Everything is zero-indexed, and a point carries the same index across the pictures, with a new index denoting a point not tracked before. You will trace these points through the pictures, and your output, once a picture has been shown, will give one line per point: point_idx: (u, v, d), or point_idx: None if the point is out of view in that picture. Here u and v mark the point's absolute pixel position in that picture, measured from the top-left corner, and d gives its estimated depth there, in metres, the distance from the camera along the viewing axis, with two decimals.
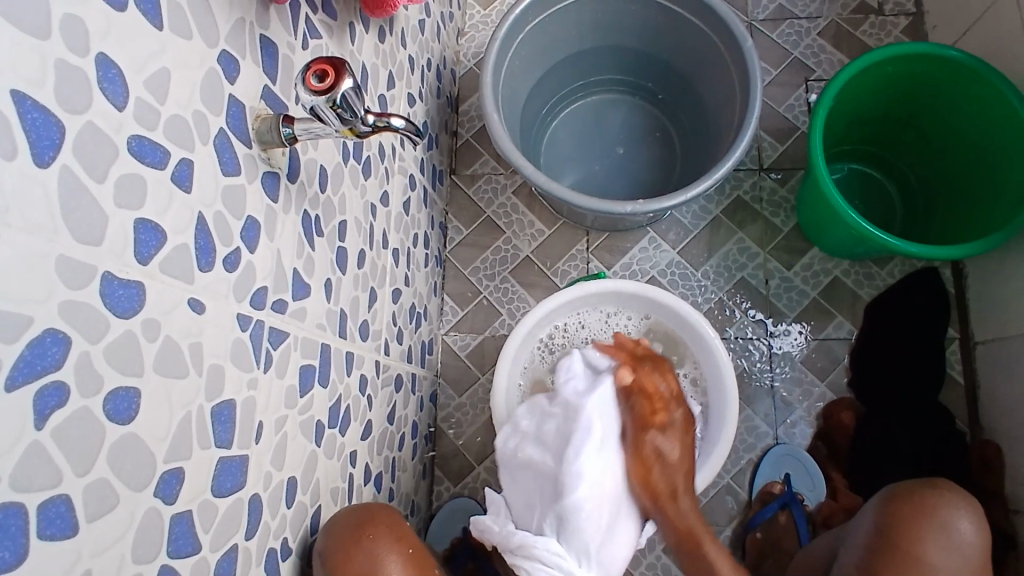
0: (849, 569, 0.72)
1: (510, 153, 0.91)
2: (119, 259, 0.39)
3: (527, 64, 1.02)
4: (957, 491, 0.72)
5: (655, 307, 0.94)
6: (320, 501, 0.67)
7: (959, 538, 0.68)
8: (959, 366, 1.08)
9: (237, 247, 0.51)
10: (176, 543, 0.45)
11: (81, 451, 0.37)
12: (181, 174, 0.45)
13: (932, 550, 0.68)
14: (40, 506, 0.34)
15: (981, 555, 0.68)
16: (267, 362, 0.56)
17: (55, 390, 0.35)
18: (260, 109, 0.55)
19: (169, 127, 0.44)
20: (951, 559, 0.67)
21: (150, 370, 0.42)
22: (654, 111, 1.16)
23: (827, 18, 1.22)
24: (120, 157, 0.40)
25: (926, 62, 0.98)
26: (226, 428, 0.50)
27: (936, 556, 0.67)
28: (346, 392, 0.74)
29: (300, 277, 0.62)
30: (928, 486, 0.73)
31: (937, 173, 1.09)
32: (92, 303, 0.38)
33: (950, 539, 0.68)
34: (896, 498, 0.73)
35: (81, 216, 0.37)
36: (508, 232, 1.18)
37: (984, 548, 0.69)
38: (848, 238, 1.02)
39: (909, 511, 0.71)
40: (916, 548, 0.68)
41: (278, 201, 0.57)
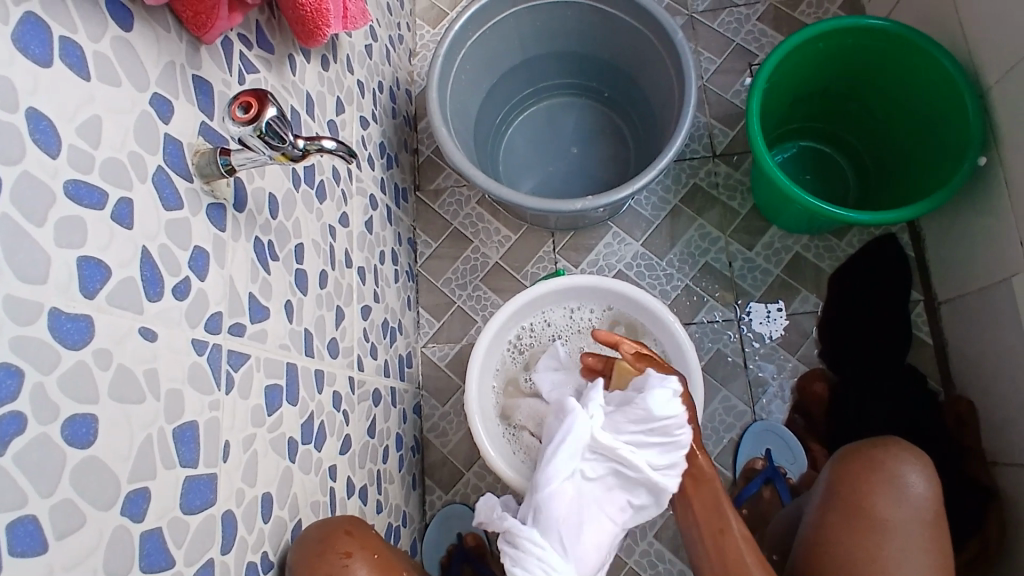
0: (808, 531, 0.74)
1: (462, 164, 0.94)
2: (65, 295, 0.42)
3: (473, 77, 1.05)
4: (900, 446, 0.74)
5: (615, 298, 0.97)
6: (299, 515, 0.69)
7: (908, 490, 0.70)
8: (927, 328, 1.10)
9: (186, 277, 0.54)
10: (148, 559, 0.47)
11: (43, 475, 0.40)
12: (121, 212, 0.48)
13: (885, 505, 0.70)
14: (8, 526, 0.37)
15: (932, 505, 0.70)
16: (228, 385, 0.58)
17: (12, 419, 0.38)
18: (199, 144, 0.58)
19: (104, 168, 0.47)
20: (904, 511, 0.70)
21: (105, 398, 0.45)
22: (604, 110, 1.20)
23: (764, 3, 1.26)
24: (58, 201, 0.43)
25: (855, 35, 1.01)
26: (190, 448, 0.52)
27: (887, 509, 0.70)
28: (319, 409, 0.76)
29: (257, 300, 0.65)
30: (876, 443, 0.75)
31: (882, 140, 1.12)
32: (42, 338, 0.40)
33: (899, 492, 0.70)
34: (846, 457, 0.76)
35: (25, 257, 0.40)
36: (475, 241, 1.21)
37: (934, 496, 0.71)
38: (801, 213, 1.05)
39: (860, 469, 0.73)
40: (866, 502, 0.71)
41: (226, 230, 0.60)
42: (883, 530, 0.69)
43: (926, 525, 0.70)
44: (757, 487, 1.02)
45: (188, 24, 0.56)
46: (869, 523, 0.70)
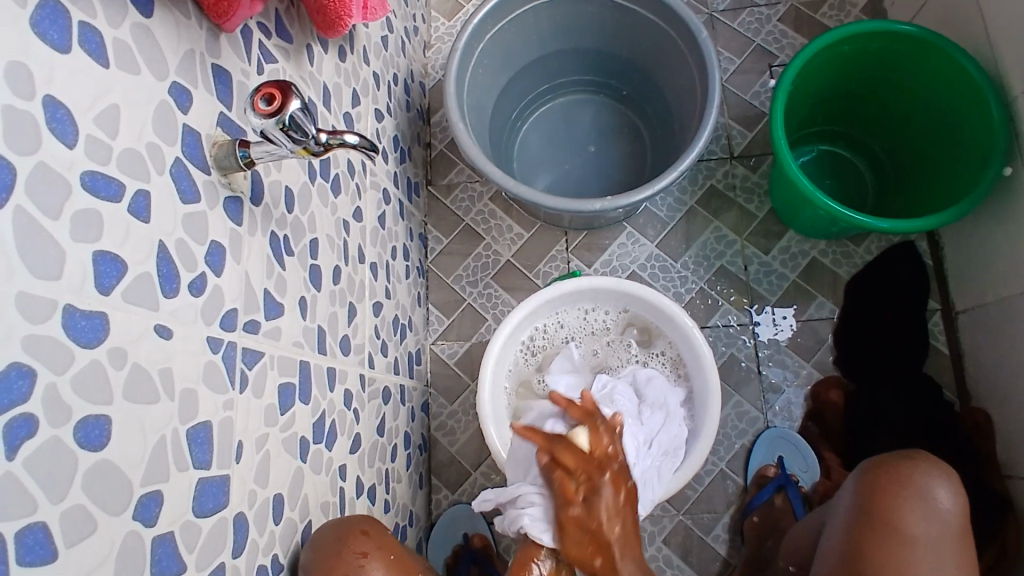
0: (835, 545, 0.73)
1: (478, 161, 0.93)
2: (80, 292, 0.41)
3: (490, 71, 1.03)
4: (928, 462, 0.72)
5: (631, 301, 0.96)
6: (310, 516, 0.68)
7: (937, 507, 0.69)
8: (944, 337, 1.08)
9: (202, 273, 0.52)
10: (159, 565, 0.46)
11: (54, 480, 0.38)
12: (138, 206, 0.46)
13: (914, 520, 0.68)
14: (18, 534, 0.36)
15: (959, 522, 0.69)
16: (242, 383, 0.57)
17: (23, 422, 0.36)
18: (217, 136, 0.56)
19: (122, 160, 0.45)
20: (932, 527, 0.68)
21: (120, 399, 0.43)
22: (621, 108, 1.18)
23: (786, 3, 1.24)
24: (73, 193, 0.41)
25: (881, 38, 0.99)
26: (203, 449, 0.51)
27: (916, 524, 0.68)
28: (331, 408, 0.75)
29: (272, 297, 0.63)
30: (904, 457, 0.74)
31: (904, 145, 1.10)
32: (55, 337, 0.39)
33: (928, 508, 0.69)
34: (873, 470, 0.74)
35: (39, 253, 0.38)
36: (487, 238, 1.19)
37: (962, 512, 0.70)
38: (821, 218, 1.04)
39: (888, 483, 0.71)
40: (894, 517, 0.69)
41: (242, 225, 0.59)
42: (911, 545, 0.68)
43: (953, 541, 0.68)
44: (769, 494, 1.00)
45: (208, 11, 0.54)
46: (898, 539, 0.68)
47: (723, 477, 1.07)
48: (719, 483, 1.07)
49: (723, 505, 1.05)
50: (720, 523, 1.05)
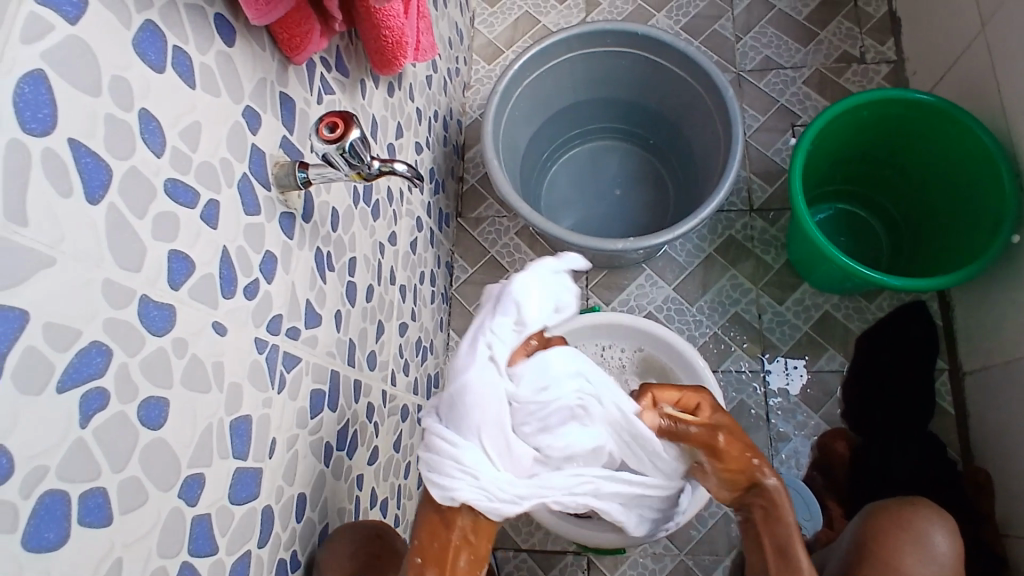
0: None
1: (509, 195, 0.98)
2: (154, 286, 0.45)
3: (525, 112, 1.09)
4: (922, 507, 0.74)
5: (649, 339, 0.99)
6: (327, 519, 0.71)
7: (934, 551, 0.70)
8: (950, 398, 1.10)
9: (255, 279, 0.57)
10: (196, 542, 0.49)
11: (117, 451, 0.42)
12: (208, 213, 0.51)
13: (913, 564, 0.69)
14: (81, 496, 0.39)
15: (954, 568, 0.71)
16: (280, 384, 0.61)
17: (97, 396, 0.40)
18: (279, 157, 0.61)
19: (199, 172, 0.50)
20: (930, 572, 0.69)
21: (177, 385, 0.47)
22: (647, 156, 1.23)
23: (811, 67, 1.30)
24: (157, 197, 0.46)
25: (900, 106, 1.04)
26: (242, 441, 0.55)
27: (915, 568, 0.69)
28: (354, 417, 0.79)
29: (312, 307, 0.68)
30: (904, 502, 0.76)
31: (919, 209, 1.13)
32: (132, 323, 0.43)
33: (926, 553, 0.70)
34: (874, 513, 0.76)
35: (125, 247, 0.43)
36: (511, 271, 1.24)
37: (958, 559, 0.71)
38: (836, 272, 1.07)
39: (889, 526, 0.73)
40: (895, 560, 0.70)
41: (293, 239, 0.64)
42: None
43: None
44: None
45: (282, 45, 0.60)
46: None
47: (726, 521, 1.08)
48: (723, 527, 1.08)
49: (726, 549, 1.07)
50: (721, 567, 1.06)
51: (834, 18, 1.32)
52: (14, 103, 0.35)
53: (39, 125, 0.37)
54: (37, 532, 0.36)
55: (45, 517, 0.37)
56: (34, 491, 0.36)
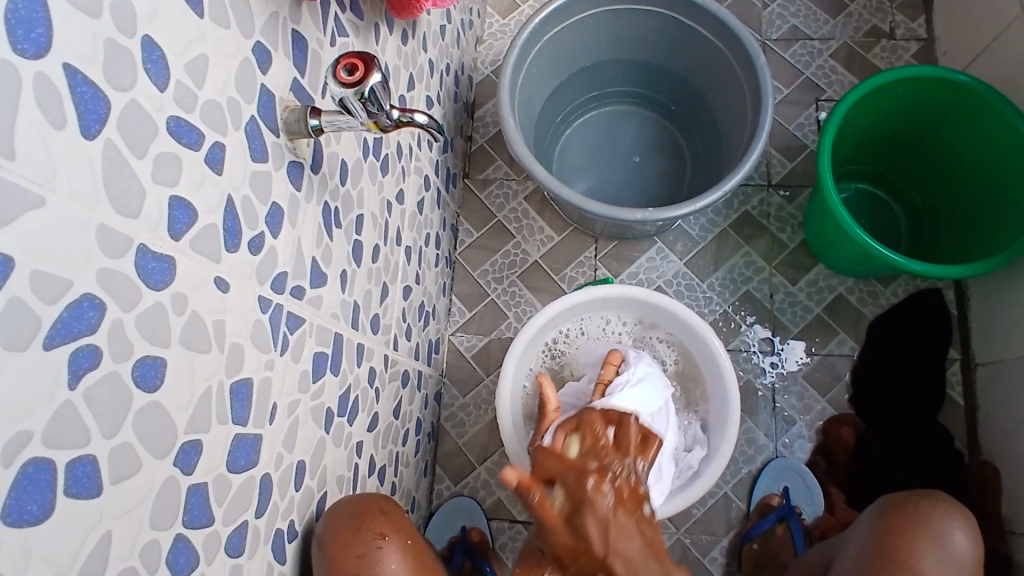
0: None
1: (524, 157, 0.93)
2: (153, 233, 0.41)
3: (543, 71, 1.04)
4: (940, 506, 0.73)
5: (657, 314, 0.96)
6: (326, 487, 0.68)
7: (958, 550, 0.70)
8: (960, 388, 1.08)
9: (261, 231, 0.53)
10: (191, 514, 0.45)
11: (110, 415, 0.38)
12: (213, 156, 0.47)
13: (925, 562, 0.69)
14: (68, 464, 0.35)
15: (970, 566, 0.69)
16: (284, 345, 0.57)
17: (88, 353, 0.36)
18: (288, 100, 0.56)
19: (204, 111, 0.45)
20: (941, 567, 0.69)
21: (176, 343, 0.43)
22: (666, 124, 1.18)
23: (839, 40, 1.25)
24: (159, 135, 0.41)
25: (935, 85, 1.00)
26: (243, 406, 0.51)
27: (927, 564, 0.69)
28: (356, 382, 0.76)
29: (318, 266, 0.64)
30: (922, 498, 0.74)
31: (944, 194, 1.10)
32: (128, 274, 0.39)
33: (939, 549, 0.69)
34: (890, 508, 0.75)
35: (122, 188, 0.38)
36: (518, 237, 1.20)
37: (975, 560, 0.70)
38: (854, 254, 1.03)
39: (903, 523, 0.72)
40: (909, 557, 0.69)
41: (301, 190, 0.59)
42: None
43: None
44: (771, 524, 1.00)
45: None
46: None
47: (725, 501, 1.06)
48: (723, 507, 1.06)
49: (724, 528, 1.05)
50: (718, 546, 1.05)
51: None
52: (3, 19, 0.30)
53: (33, 46, 0.32)
54: (19, 503, 0.32)
55: (29, 487, 0.33)
56: (16, 458, 0.32)
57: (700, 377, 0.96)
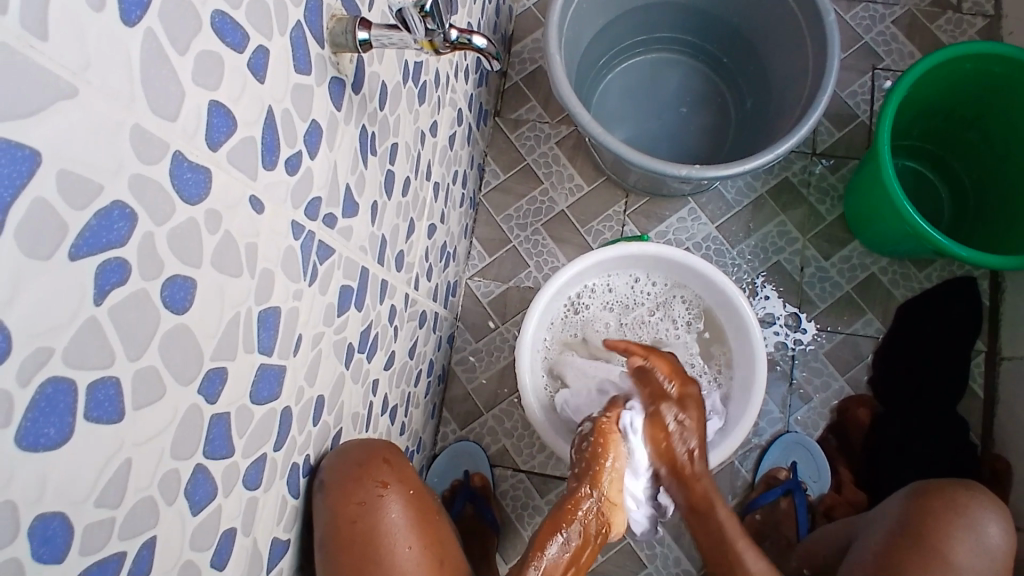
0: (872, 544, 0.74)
1: (566, 97, 0.87)
2: (191, 141, 0.37)
3: (593, 8, 0.98)
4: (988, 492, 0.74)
5: (690, 277, 0.93)
6: (341, 424, 0.66)
7: (978, 517, 0.71)
8: (981, 380, 1.06)
9: (299, 151, 0.49)
10: (212, 444, 0.43)
11: (136, 336, 0.35)
12: (256, 62, 0.42)
13: (934, 504, 0.73)
14: (90, 386, 0.32)
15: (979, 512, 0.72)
16: (313, 276, 0.54)
17: (116, 267, 0.33)
18: (335, 9, 0.51)
19: (251, 9, 0.40)
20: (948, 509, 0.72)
21: (207, 264, 0.40)
22: (713, 78, 1.12)
23: (904, 6, 1.17)
24: (203, 32, 0.36)
25: (1006, 64, 0.94)
26: (269, 335, 0.48)
27: (936, 505, 0.73)
28: (377, 319, 0.73)
29: (351, 194, 0.60)
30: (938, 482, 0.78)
31: (994, 180, 1.04)
32: (162, 184, 0.35)
33: (945, 494, 0.73)
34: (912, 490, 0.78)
35: (161, 87, 0.34)
36: (546, 184, 1.15)
37: (987, 510, 0.72)
38: (895, 233, 0.99)
39: (920, 487, 0.76)
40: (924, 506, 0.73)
41: (340, 110, 0.55)
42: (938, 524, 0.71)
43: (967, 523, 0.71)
44: (776, 496, 1.00)
45: None
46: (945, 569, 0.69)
47: (731, 469, 1.06)
48: (728, 475, 1.06)
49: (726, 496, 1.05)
50: None
51: None
52: None
53: None
54: (35, 427, 0.30)
55: (47, 409, 0.30)
56: (34, 378, 0.29)
57: (726, 349, 0.93)
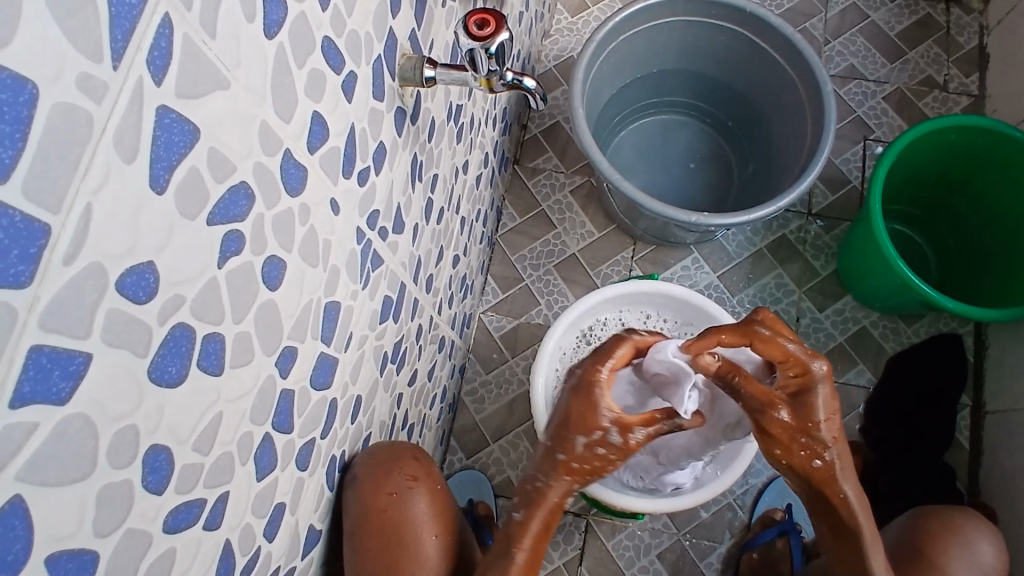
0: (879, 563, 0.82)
1: (589, 144, 0.95)
2: (297, 142, 0.43)
3: (614, 68, 1.07)
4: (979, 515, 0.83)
5: (698, 315, 0.99)
6: (371, 428, 0.70)
7: (969, 536, 0.81)
8: (967, 432, 1.11)
9: (368, 166, 0.55)
10: (279, 418, 0.48)
11: (241, 302, 0.40)
12: (347, 83, 0.49)
13: (932, 523, 0.81)
14: (204, 338, 0.37)
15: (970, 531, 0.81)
16: (366, 280, 0.60)
17: (234, 239, 0.38)
18: (406, 48, 0.58)
19: (349, 39, 0.47)
20: (944, 528, 0.81)
21: (295, 251, 0.45)
22: (718, 139, 1.22)
23: (893, 84, 1.28)
24: (315, 52, 0.43)
25: (988, 137, 1.05)
26: (330, 326, 0.53)
27: (933, 524, 0.81)
28: (407, 335, 0.78)
29: (400, 213, 0.66)
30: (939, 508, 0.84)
31: (978, 243, 1.13)
32: (274, 174, 0.41)
33: (941, 517, 0.82)
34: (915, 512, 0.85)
35: (282, 93, 0.40)
36: (559, 228, 1.22)
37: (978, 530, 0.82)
38: (886, 288, 1.06)
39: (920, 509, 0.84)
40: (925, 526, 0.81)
41: (401, 136, 0.62)
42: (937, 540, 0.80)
43: (960, 539, 0.80)
44: (771, 536, 1.01)
45: None
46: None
47: (728, 508, 1.09)
48: (725, 515, 1.09)
49: (723, 535, 1.07)
50: (715, 552, 1.07)
51: (925, 41, 1.30)
52: None
53: None
54: (163, 363, 0.34)
55: (173, 350, 0.35)
56: (168, 319, 0.34)
57: None
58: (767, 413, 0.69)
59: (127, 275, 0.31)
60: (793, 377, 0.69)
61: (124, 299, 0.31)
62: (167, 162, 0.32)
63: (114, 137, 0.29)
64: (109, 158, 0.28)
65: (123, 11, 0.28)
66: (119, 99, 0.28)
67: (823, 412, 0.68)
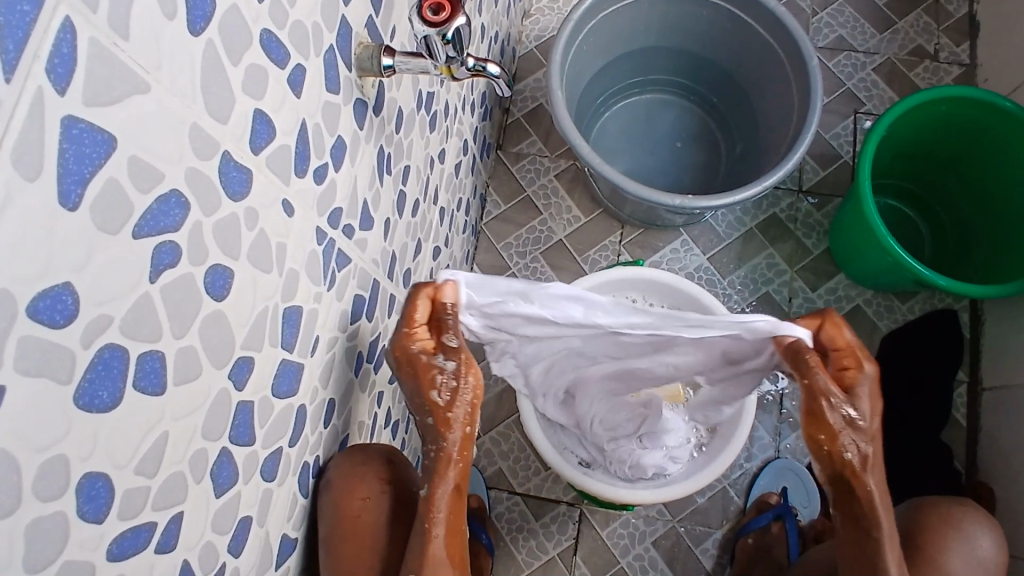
0: None
1: (568, 129, 0.92)
2: (237, 143, 0.41)
3: (593, 49, 1.04)
4: (977, 507, 0.82)
5: (684, 301, 0.97)
6: (348, 431, 0.69)
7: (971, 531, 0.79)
8: (964, 410, 1.10)
9: (326, 163, 0.53)
10: (237, 430, 0.46)
11: (182, 316, 0.38)
12: (295, 78, 0.46)
13: (934, 517, 0.80)
14: (139, 357, 0.35)
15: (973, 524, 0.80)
16: (331, 282, 0.57)
17: (169, 250, 0.36)
18: (363, 36, 0.56)
19: (293, 31, 0.45)
20: (945, 521, 0.79)
21: (244, 257, 0.43)
22: (704, 117, 1.19)
23: (883, 55, 1.25)
24: (253, 47, 0.40)
25: (979, 109, 1.02)
26: (291, 331, 0.51)
27: (935, 518, 0.80)
28: (385, 332, 0.76)
29: (368, 209, 0.64)
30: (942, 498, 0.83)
31: (971, 216, 1.10)
32: (211, 178, 0.39)
33: (943, 511, 0.80)
34: (919, 503, 0.84)
35: (216, 92, 0.38)
36: (545, 214, 1.20)
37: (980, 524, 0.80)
38: (879, 266, 1.04)
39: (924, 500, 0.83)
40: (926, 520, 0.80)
41: (363, 129, 0.59)
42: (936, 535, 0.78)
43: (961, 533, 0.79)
44: (766, 520, 1.00)
45: None
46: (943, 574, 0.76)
47: (722, 494, 1.08)
48: (721, 500, 1.08)
49: (718, 521, 1.06)
50: (711, 538, 1.06)
51: (914, 9, 1.26)
52: None
53: None
54: (91, 388, 0.32)
55: (102, 373, 0.33)
56: (95, 341, 0.32)
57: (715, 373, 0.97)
58: (820, 400, 0.60)
59: (40, 298, 0.29)
60: (844, 370, 0.63)
61: (38, 325, 0.29)
62: (80, 175, 0.29)
63: (13, 155, 0.26)
64: (9, 176, 0.26)
65: (15, 18, 0.25)
66: (16, 112, 0.26)
67: (869, 410, 0.62)
